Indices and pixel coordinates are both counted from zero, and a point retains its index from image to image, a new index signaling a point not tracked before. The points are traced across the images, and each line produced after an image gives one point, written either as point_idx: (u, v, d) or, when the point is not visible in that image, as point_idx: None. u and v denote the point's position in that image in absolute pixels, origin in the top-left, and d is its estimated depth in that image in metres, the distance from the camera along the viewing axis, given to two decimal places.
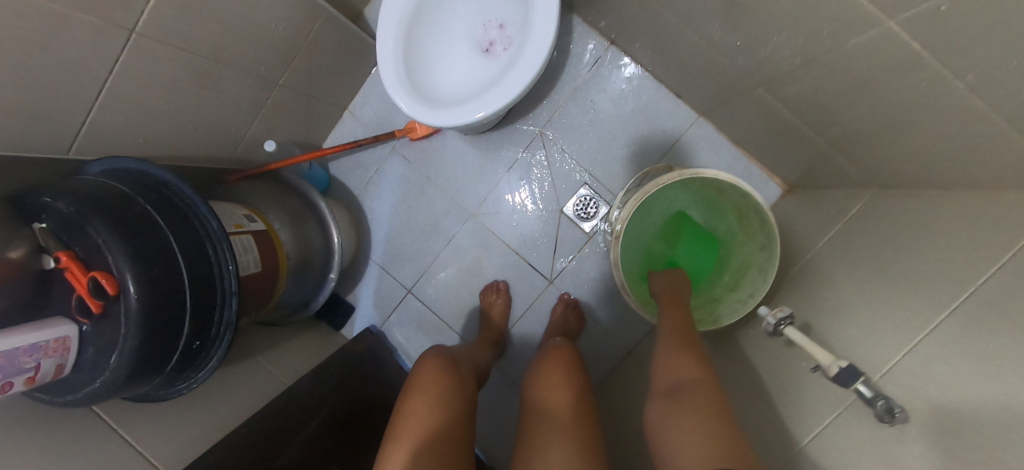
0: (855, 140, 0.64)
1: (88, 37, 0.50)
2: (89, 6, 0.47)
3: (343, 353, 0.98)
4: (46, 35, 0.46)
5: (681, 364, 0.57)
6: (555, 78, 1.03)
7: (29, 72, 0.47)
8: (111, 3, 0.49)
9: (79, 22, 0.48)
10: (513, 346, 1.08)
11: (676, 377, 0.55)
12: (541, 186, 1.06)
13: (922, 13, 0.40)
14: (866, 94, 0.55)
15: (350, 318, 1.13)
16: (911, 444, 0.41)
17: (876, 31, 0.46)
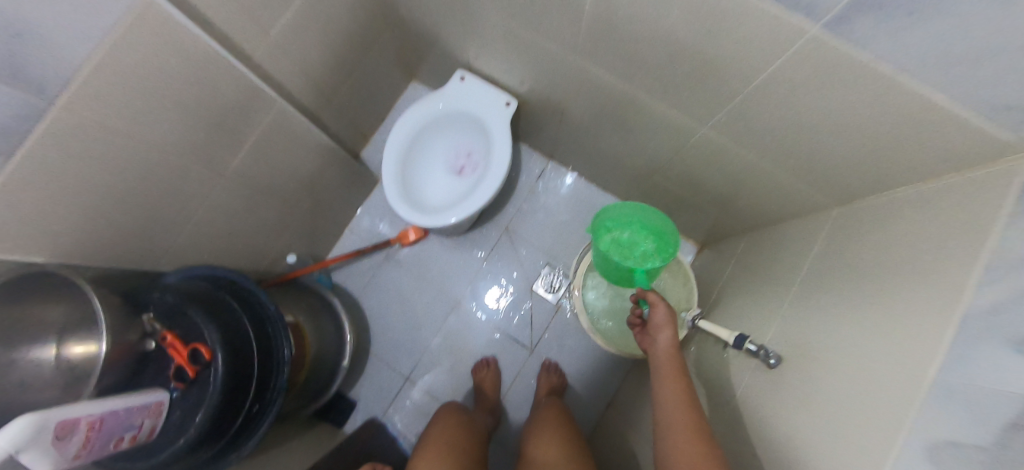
0: (723, 200, 0.95)
1: (194, 181, 0.72)
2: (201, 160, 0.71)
3: (352, 442, 1.04)
4: (172, 180, 0.68)
5: (693, 440, 0.51)
6: (513, 187, 1.34)
7: (154, 206, 0.68)
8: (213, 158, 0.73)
9: (192, 170, 0.70)
10: (508, 415, 1.18)
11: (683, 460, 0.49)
12: (513, 270, 1.28)
13: (716, 120, 0.72)
14: (714, 170, 0.86)
15: (352, 414, 1.19)
16: (789, 377, 0.61)
17: (701, 133, 0.78)
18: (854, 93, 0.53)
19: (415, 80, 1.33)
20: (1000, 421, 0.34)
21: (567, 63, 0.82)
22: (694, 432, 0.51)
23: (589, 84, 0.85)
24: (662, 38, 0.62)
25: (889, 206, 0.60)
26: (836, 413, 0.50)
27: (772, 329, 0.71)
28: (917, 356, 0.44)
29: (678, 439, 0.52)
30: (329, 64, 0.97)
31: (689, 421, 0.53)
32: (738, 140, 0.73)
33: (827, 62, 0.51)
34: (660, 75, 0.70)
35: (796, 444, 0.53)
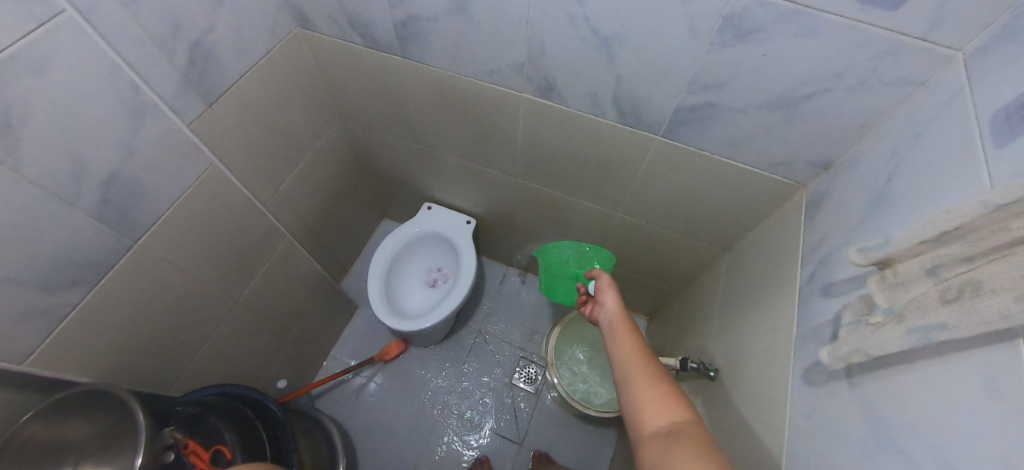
0: (651, 268, 1.18)
1: (207, 307, 0.84)
2: (211, 286, 0.83)
3: None
4: (190, 307, 0.80)
5: (651, 387, 0.54)
6: (480, 293, 1.49)
7: (172, 330, 0.78)
8: (222, 285, 0.86)
9: (207, 296, 0.83)
10: None
11: (659, 414, 0.51)
12: (491, 368, 1.36)
13: (624, 206, 0.99)
14: (635, 245, 1.12)
15: None
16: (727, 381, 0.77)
17: (617, 218, 1.05)
18: (693, 172, 0.83)
19: (386, 219, 1.59)
20: (826, 332, 0.54)
21: (507, 185, 1.11)
22: (650, 381, 0.55)
23: (526, 199, 1.13)
24: (568, 157, 0.92)
25: (757, 240, 0.85)
26: (760, 385, 0.67)
27: (713, 353, 0.88)
28: (790, 325, 0.64)
29: (638, 392, 0.54)
30: (320, 209, 1.20)
31: (643, 370, 0.57)
32: (641, 217, 1.01)
33: (669, 156, 0.82)
34: (574, 182, 0.99)
35: (744, 420, 0.67)
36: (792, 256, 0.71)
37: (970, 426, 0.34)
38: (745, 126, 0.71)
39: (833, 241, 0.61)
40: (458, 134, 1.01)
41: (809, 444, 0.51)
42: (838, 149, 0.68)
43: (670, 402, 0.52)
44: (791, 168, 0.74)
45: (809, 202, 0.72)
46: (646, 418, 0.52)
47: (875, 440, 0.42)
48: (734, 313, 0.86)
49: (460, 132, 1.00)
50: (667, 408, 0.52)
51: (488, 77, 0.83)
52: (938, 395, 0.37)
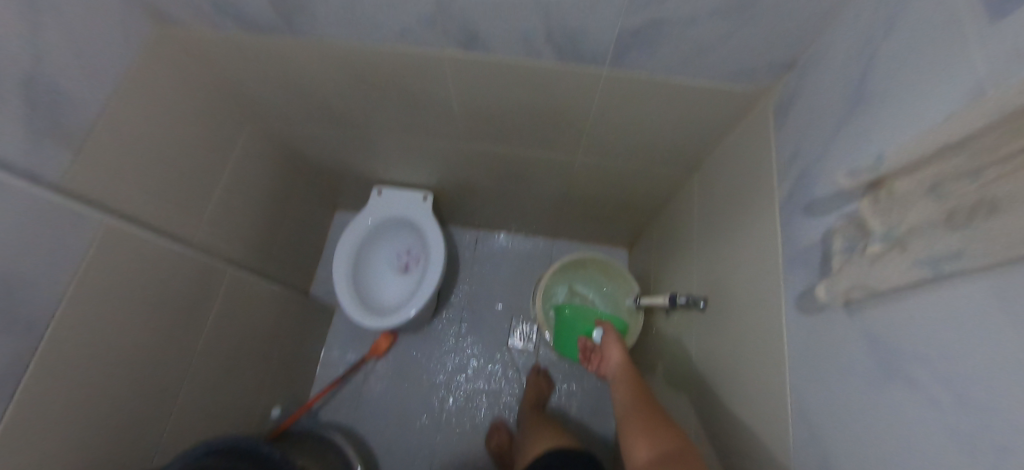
0: (623, 202, 1.13)
1: (160, 372, 0.76)
2: (157, 350, 0.75)
3: None
4: (138, 379, 0.72)
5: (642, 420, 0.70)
6: (456, 263, 1.43)
7: (128, 408, 0.70)
8: (170, 344, 0.77)
9: (157, 360, 0.75)
10: None
11: (654, 448, 0.64)
12: (486, 335, 1.35)
13: (585, 148, 0.92)
14: (603, 183, 1.06)
15: None
16: (718, 311, 0.76)
17: (579, 161, 0.98)
18: (649, 99, 0.75)
19: (339, 209, 1.47)
20: (815, 255, 0.51)
21: (454, 152, 1.01)
22: (652, 419, 0.69)
23: (478, 162, 1.04)
24: (513, 112, 0.83)
25: (728, 158, 0.80)
26: (750, 312, 0.66)
27: (698, 280, 0.87)
28: (774, 251, 0.61)
29: (630, 426, 0.71)
30: (261, 224, 1.08)
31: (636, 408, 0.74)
32: (602, 156, 0.94)
33: (619, 88, 0.74)
34: (524, 136, 0.90)
35: (737, 349, 0.68)
36: (766, 172, 0.67)
37: (970, 354, 0.32)
38: (699, 38, 0.62)
39: (810, 153, 0.56)
40: (386, 111, 0.89)
41: (810, 372, 0.50)
42: (801, 45, 0.61)
43: (661, 432, 0.66)
44: (752, 75, 0.67)
45: (775, 109, 0.67)
46: (640, 450, 0.65)
47: (877, 369, 0.41)
48: (713, 237, 0.83)
49: (389, 108, 0.88)
50: (656, 438, 0.66)
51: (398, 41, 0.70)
52: (941, 325, 0.35)
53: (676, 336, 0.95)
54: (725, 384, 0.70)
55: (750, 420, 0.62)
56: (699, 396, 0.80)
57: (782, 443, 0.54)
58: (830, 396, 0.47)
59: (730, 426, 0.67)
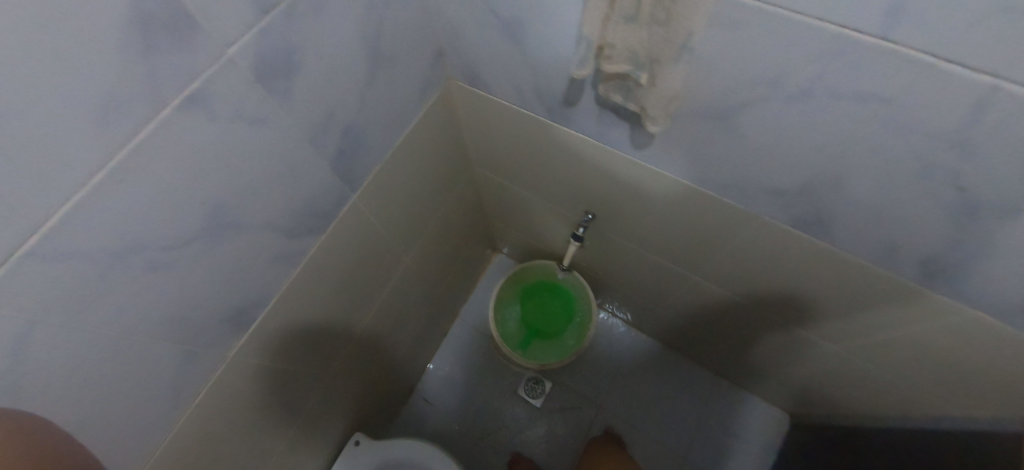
0: (460, 236, 1.15)
1: None
2: None
3: None
4: None
5: None
6: (436, 429, 1.27)
7: None
8: None
9: None
10: (659, 427, 1.26)
11: None
12: (522, 426, 1.26)
13: (401, 246, 0.90)
14: (437, 245, 1.05)
15: None
16: (596, 208, 0.87)
17: (408, 257, 0.95)
18: (396, 170, 0.77)
19: None
20: (609, 117, 0.61)
21: (326, 372, 0.88)
22: None
23: (350, 353, 0.93)
24: (331, 293, 0.76)
25: (479, 135, 0.88)
26: (617, 183, 0.76)
27: (563, 210, 0.96)
28: (580, 144, 0.71)
29: None
30: None
31: None
32: (416, 231, 0.93)
33: (369, 190, 0.72)
34: (354, 296, 0.83)
35: (637, 208, 0.79)
36: (512, 114, 0.76)
37: (747, 65, 0.43)
38: (376, 105, 0.64)
39: (523, 76, 0.65)
40: (239, 429, 0.72)
41: (682, 167, 0.62)
42: (430, 38, 0.68)
43: None
44: (428, 81, 0.73)
45: (468, 82, 0.75)
46: None
47: (716, 126, 0.53)
48: (535, 180, 0.92)
49: (240, 425, 0.72)
50: None
51: (176, 387, 0.55)
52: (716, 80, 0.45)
53: (600, 253, 1.03)
54: (656, 231, 0.82)
55: (700, 227, 0.74)
56: (656, 257, 0.90)
57: (727, 212, 0.66)
58: (711, 164, 0.59)
59: (690, 241, 0.79)
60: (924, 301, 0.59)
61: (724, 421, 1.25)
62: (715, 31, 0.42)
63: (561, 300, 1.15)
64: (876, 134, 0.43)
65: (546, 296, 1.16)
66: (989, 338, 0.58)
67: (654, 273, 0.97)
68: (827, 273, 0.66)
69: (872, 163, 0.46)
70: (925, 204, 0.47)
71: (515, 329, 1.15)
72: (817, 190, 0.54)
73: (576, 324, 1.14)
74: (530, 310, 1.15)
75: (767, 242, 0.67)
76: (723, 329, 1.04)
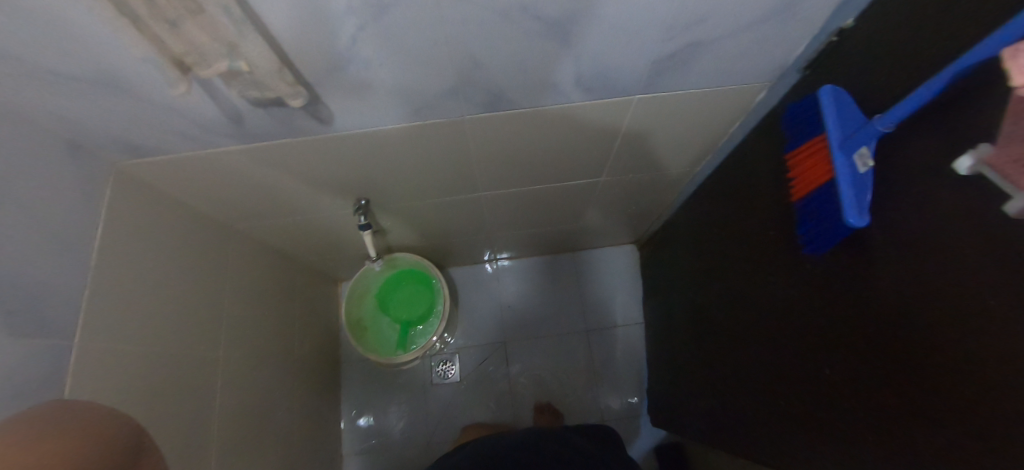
0: (276, 292, 1.08)
1: None
2: None
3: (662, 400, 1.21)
4: None
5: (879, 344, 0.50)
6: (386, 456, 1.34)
7: None
8: None
9: None
10: (553, 322, 1.43)
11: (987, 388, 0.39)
12: (454, 401, 1.37)
13: (204, 344, 0.82)
14: (254, 317, 0.98)
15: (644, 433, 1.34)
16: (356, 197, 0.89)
17: (225, 347, 0.87)
18: (129, 283, 0.68)
19: None
20: (276, 114, 0.61)
21: None
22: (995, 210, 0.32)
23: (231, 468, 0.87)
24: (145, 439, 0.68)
25: (199, 197, 0.81)
26: (347, 158, 0.75)
27: (341, 211, 0.95)
28: (283, 150, 0.70)
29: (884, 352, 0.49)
30: None
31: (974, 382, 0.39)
32: (208, 321, 0.83)
33: (105, 322, 0.63)
34: (184, 421, 0.76)
35: (381, 175, 0.82)
36: (205, 159, 0.70)
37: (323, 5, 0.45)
38: (27, 237, 0.54)
39: (173, 120, 0.60)
40: None
41: (368, 120, 0.66)
42: (41, 134, 0.57)
43: None
44: (83, 177, 0.62)
45: (134, 153, 0.66)
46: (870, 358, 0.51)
47: (353, 69, 0.55)
48: (290, 204, 0.89)
49: None
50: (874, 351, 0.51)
51: None
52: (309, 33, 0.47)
53: (404, 226, 1.05)
54: (412, 183, 0.87)
55: (431, 160, 0.80)
56: (438, 201, 0.97)
57: (439, 128, 0.71)
58: (380, 105, 0.63)
59: (436, 176, 0.86)
60: (602, 111, 0.73)
61: (592, 282, 1.47)
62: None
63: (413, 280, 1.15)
64: (457, 12, 0.49)
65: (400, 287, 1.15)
66: (657, 106, 0.74)
67: (453, 213, 1.04)
68: (534, 135, 0.77)
69: (478, 33, 0.53)
70: (534, 43, 0.56)
71: (388, 332, 1.15)
72: (468, 75, 0.60)
73: (434, 294, 1.14)
74: (393, 307, 1.14)
75: (478, 139, 0.76)
76: (536, 218, 1.16)
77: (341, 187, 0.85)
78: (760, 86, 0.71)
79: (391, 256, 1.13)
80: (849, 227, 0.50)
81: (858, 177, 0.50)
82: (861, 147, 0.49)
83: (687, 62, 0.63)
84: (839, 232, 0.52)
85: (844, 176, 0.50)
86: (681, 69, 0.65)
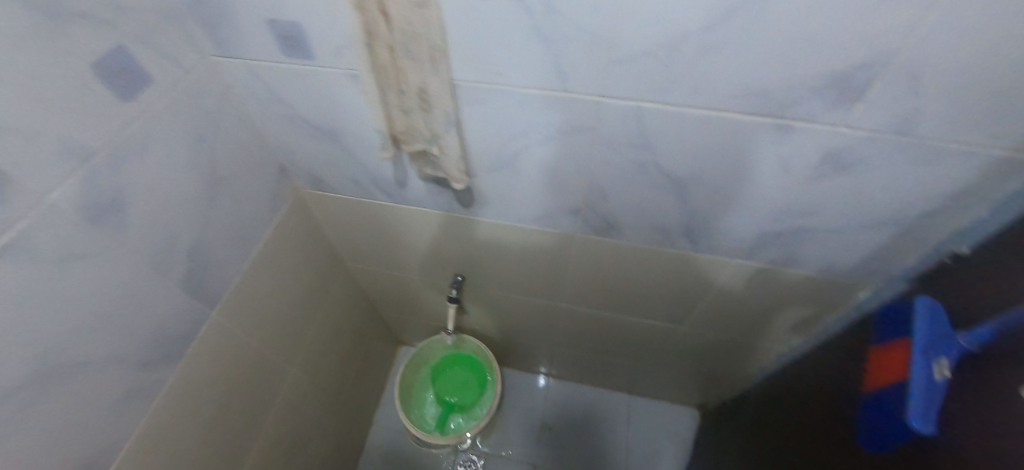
0: (352, 335, 1.17)
1: None
2: None
3: None
4: None
5: None
6: None
7: None
8: None
9: None
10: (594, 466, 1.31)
11: None
12: None
13: (284, 356, 0.91)
14: (327, 349, 1.06)
15: None
16: (455, 274, 0.99)
17: (296, 366, 0.95)
18: (264, 282, 0.81)
19: None
20: (433, 190, 0.76)
21: None
22: None
23: None
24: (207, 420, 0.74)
25: (339, 234, 0.97)
26: (466, 240, 0.88)
27: (439, 282, 1.05)
28: (422, 218, 0.84)
29: None
30: None
31: None
32: (295, 337, 0.93)
33: (234, 305, 0.75)
34: (238, 419, 0.81)
35: (487, 262, 0.93)
36: (360, 206, 0.87)
37: (509, 125, 0.61)
38: (225, 223, 0.71)
39: (358, 174, 0.78)
40: None
41: (496, 215, 0.79)
42: (269, 158, 0.79)
43: None
44: (276, 195, 0.82)
45: (315, 188, 0.86)
46: None
47: (505, 174, 0.69)
48: (401, 262, 1.02)
49: None
50: None
51: None
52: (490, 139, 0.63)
53: (485, 312, 1.12)
54: (509, 277, 0.96)
55: (535, 263, 0.89)
56: (524, 301, 1.03)
57: (552, 238, 0.81)
58: (512, 205, 0.76)
59: (532, 278, 0.94)
60: (702, 265, 0.79)
61: (645, 436, 1.35)
62: (476, 109, 0.60)
63: (474, 368, 1.18)
64: (603, 153, 0.62)
65: (460, 369, 1.18)
66: (756, 276, 0.78)
67: (532, 315, 1.09)
68: (632, 268, 0.84)
69: (613, 172, 0.65)
70: (657, 192, 0.67)
71: (431, 409, 1.15)
72: (592, 202, 0.71)
73: (488, 389, 1.15)
74: (446, 387, 1.16)
75: (581, 257, 0.84)
76: (606, 346, 1.16)
77: (449, 261, 0.96)
78: (862, 285, 0.73)
79: (460, 336, 1.16)
80: (911, 430, 0.48)
81: (933, 385, 0.48)
82: (941, 357, 0.49)
83: (790, 244, 0.69)
84: (900, 432, 0.50)
85: (919, 378, 0.48)
86: (784, 248, 0.70)
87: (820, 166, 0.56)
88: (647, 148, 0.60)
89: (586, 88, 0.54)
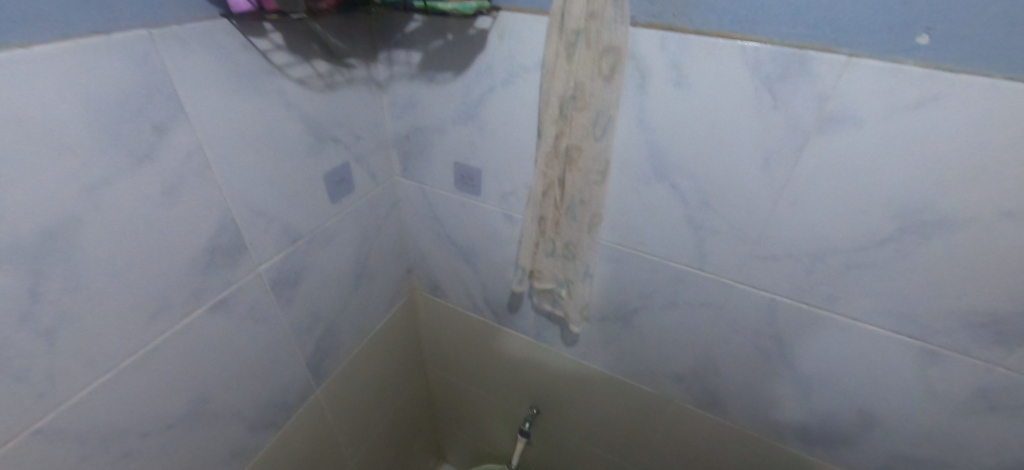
0: (408, 438, 1.15)
1: None
2: None
3: None
4: None
5: None
6: None
7: None
8: None
9: None
10: None
11: None
12: None
13: (350, 446, 0.91)
14: (384, 449, 1.05)
15: None
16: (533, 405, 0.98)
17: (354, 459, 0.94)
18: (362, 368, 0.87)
19: None
20: (542, 320, 0.81)
21: None
22: None
23: None
24: None
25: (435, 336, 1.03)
26: (556, 374, 0.88)
27: (511, 407, 1.03)
28: (521, 342, 0.88)
29: None
30: None
31: None
32: (364, 428, 0.94)
33: (333, 385, 0.80)
34: None
35: (570, 401, 0.91)
36: (465, 317, 0.93)
37: (636, 286, 0.66)
38: (356, 309, 0.80)
39: (476, 290, 0.86)
40: None
41: (595, 358, 0.80)
42: (405, 259, 0.90)
43: None
44: (398, 291, 0.91)
45: (430, 291, 0.94)
46: None
47: (618, 324, 0.73)
48: (481, 377, 1.03)
49: None
50: None
51: None
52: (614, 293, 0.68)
53: (549, 452, 1.05)
54: (589, 423, 0.92)
55: (620, 416, 0.86)
56: (597, 453, 0.97)
57: (648, 396, 0.79)
58: (616, 354, 0.77)
59: (613, 431, 0.90)
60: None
61: None
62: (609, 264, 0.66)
63: None
64: (725, 330, 0.64)
65: None
66: None
67: None
68: (730, 451, 0.78)
69: (730, 349, 0.66)
70: (776, 380, 0.65)
71: None
72: (703, 373, 0.71)
73: None
74: None
75: (674, 423, 0.80)
76: None
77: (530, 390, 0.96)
78: None
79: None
80: None
81: None
82: None
83: None
84: None
85: None
86: None
87: (971, 402, 0.53)
88: (775, 338, 0.61)
89: (722, 272, 0.59)
